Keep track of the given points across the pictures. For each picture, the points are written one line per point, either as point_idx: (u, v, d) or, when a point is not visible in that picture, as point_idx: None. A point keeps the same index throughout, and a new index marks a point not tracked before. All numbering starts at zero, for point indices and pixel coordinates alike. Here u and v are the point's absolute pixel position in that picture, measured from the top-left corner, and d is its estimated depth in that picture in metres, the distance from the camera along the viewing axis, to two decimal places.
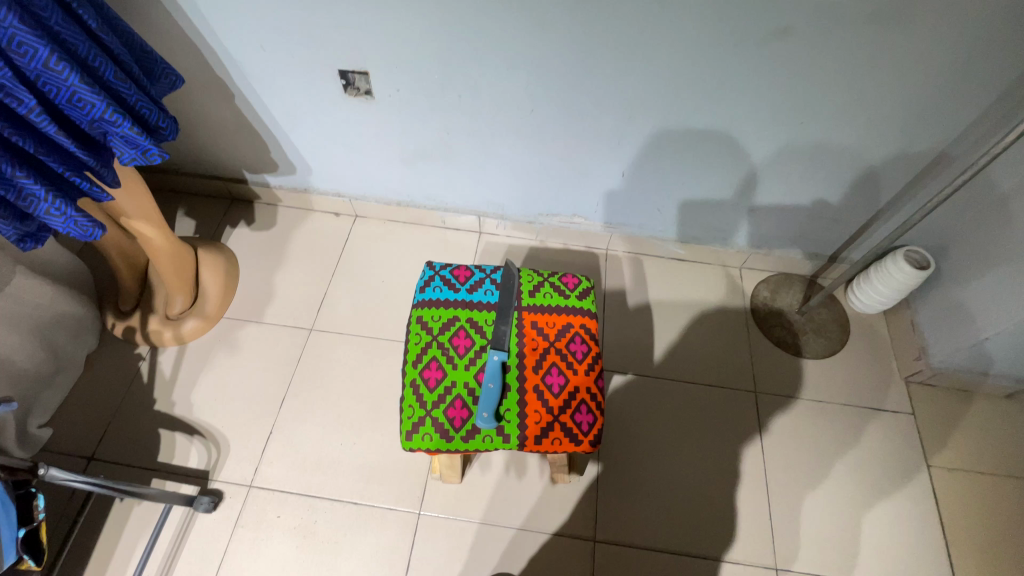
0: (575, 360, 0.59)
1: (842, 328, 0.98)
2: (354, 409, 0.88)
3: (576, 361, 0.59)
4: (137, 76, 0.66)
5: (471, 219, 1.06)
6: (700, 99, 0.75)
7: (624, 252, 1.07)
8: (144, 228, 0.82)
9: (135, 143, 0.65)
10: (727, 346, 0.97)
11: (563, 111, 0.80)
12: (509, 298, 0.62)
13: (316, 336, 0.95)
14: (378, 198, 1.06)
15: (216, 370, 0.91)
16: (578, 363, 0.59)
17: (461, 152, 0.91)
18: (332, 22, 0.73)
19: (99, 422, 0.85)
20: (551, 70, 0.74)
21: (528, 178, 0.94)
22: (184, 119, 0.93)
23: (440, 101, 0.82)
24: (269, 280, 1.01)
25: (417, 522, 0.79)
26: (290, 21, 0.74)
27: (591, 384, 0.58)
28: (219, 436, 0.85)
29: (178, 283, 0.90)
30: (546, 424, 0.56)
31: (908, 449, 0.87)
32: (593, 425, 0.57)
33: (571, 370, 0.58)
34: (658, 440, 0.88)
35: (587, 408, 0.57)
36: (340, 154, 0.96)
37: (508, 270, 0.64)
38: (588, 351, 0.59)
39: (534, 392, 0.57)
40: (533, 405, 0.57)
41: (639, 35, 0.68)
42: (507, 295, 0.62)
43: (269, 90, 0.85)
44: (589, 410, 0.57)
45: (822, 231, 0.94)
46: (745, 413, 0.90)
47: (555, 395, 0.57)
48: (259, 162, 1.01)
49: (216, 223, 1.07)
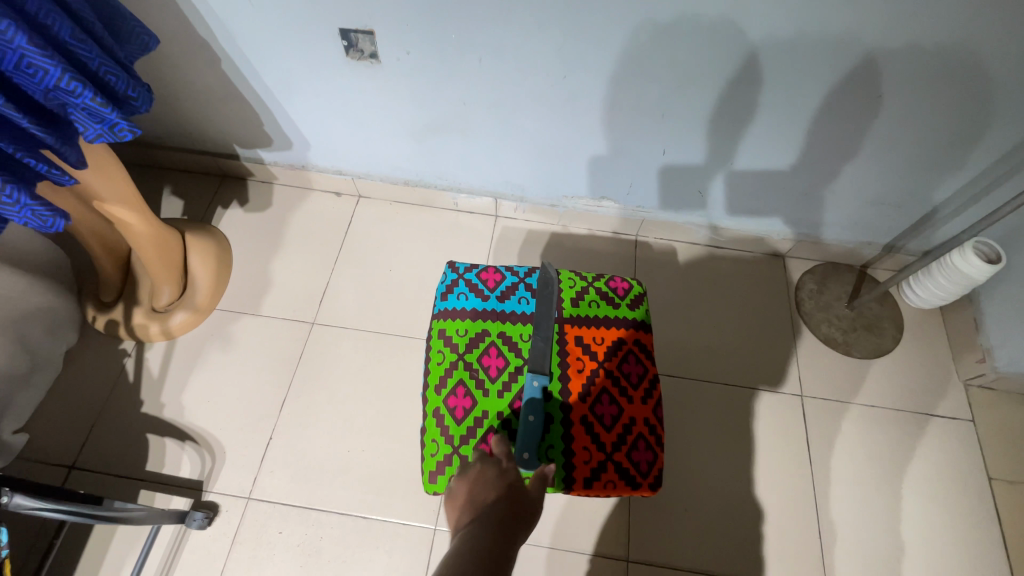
0: (630, 386, 0.55)
1: (895, 326, 0.90)
2: (361, 412, 0.80)
3: (630, 387, 0.55)
4: (101, 36, 0.56)
5: (486, 201, 0.96)
6: (764, 65, 0.64)
7: (655, 239, 0.97)
8: (122, 213, 0.72)
9: (100, 116, 0.55)
10: (768, 344, 0.89)
11: (598, 79, 0.69)
12: (550, 307, 0.57)
13: (318, 331, 0.86)
14: (384, 177, 0.96)
15: (209, 369, 0.83)
16: (633, 390, 0.55)
17: (479, 127, 0.81)
18: None
19: (82, 427, 0.78)
20: (589, 30, 0.63)
21: (553, 156, 0.84)
22: (165, 87, 0.82)
23: (456, 67, 0.71)
24: (266, 268, 0.92)
25: (432, 539, 0.72)
26: None
27: (647, 414, 0.55)
28: (213, 443, 0.77)
29: (165, 273, 0.81)
30: (599, 464, 0.52)
31: (966, 460, 0.80)
32: (652, 464, 0.54)
33: (625, 399, 0.54)
34: (692, 449, 0.80)
35: (645, 444, 0.53)
36: (343, 128, 0.86)
37: (547, 278, 0.59)
38: (644, 374, 0.56)
39: (582, 424, 0.53)
40: (582, 441, 0.53)
41: None
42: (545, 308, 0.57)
43: (259, 52, 0.74)
44: (647, 447, 0.54)
45: (879, 217, 0.85)
46: (787, 419, 0.83)
47: (608, 428, 0.53)
48: (252, 136, 0.91)
49: (206, 203, 0.97)
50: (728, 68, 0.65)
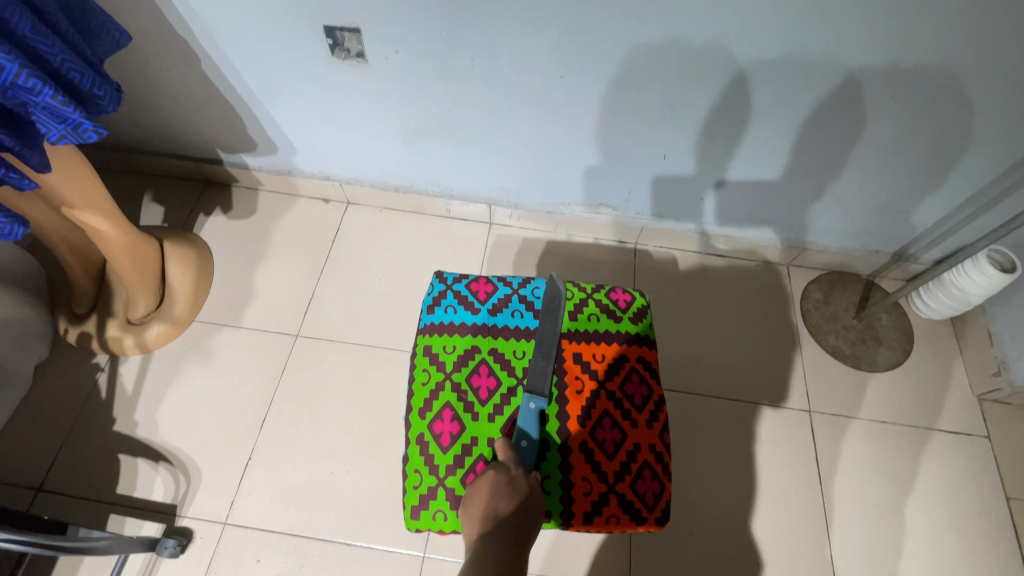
0: (633, 408, 0.51)
1: (904, 338, 0.86)
2: (347, 430, 0.76)
3: (634, 410, 0.51)
4: (64, 30, 0.52)
5: (480, 208, 0.93)
6: (772, 65, 0.61)
7: (654, 247, 0.94)
8: (94, 220, 0.68)
9: (62, 116, 0.51)
10: (773, 356, 0.85)
11: (597, 80, 0.66)
12: (553, 322, 0.54)
13: (303, 343, 0.82)
14: (373, 183, 0.92)
15: (186, 384, 0.78)
16: (637, 412, 0.51)
17: (472, 131, 0.77)
18: None
19: (49, 447, 0.73)
20: (587, 29, 0.60)
21: (549, 161, 0.81)
22: (143, 88, 0.79)
23: (448, 67, 0.68)
24: (249, 277, 0.88)
25: (421, 567, 0.68)
26: None
27: (653, 439, 0.51)
28: (189, 464, 0.73)
29: (141, 283, 0.77)
30: (601, 496, 0.48)
31: (983, 478, 0.77)
32: (659, 495, 0.50)
33: (628, 423, 0.51)
34: (696, 468, 0.77)
35: (650, 473, 0.50)
36: (330, 131, 0.82)
37: (552, 295, 0.56)
38: (647, 395, 0.52)
39: (582, 451, 0.49)
40: (582, 470, 0.49)
41: None
42: (548, 325, 0.54)
43: (242, 52, 0.71)
44: (652, 476, 0.50)
45: (888, 225, 0.82)
46: (794, 435, 0.79)
47: (611, 455, 0.49)
48: (235, 140, 0.87)
49: (187, 210, 0.93)
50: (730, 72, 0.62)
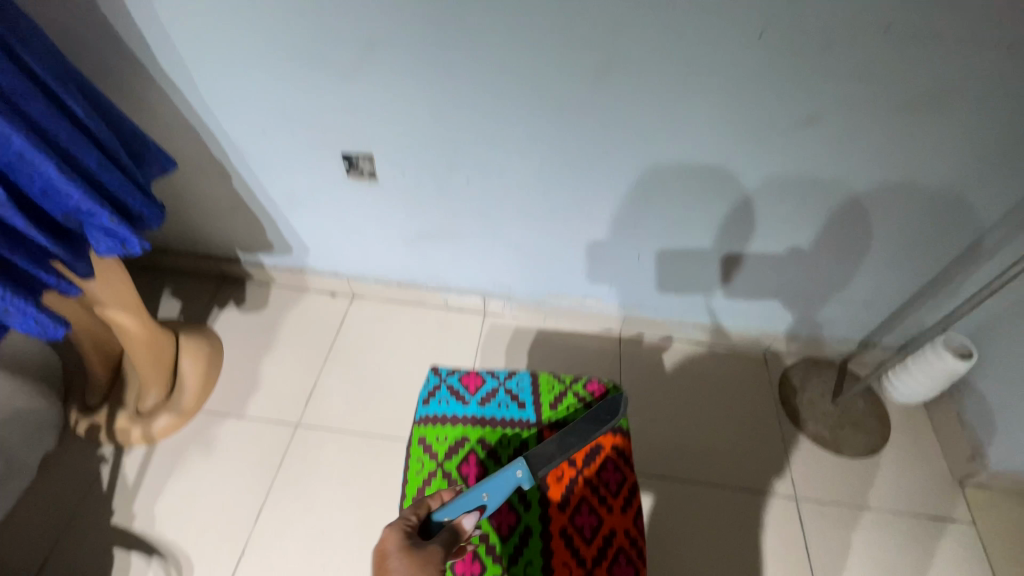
0: (609, 494, 0.55)
1: (881, 422, 0.90)
2: (341, 521, 0.77)
3: (610, 496, 0.55)
4: (124, 163, 0.62)
5: (476, 300, 1.00)
6: (727, 182, 0.71)
7: (639, 336, 1.00)
8: (121, 317, 0.74)
9: (114, 233, 0.59)
10: (757, 442, 0.88)
11: (576, 194, 0.77)
12: (597, 425, 0.57)
13: (303, 432, 0.85)
14: (378, 278, 1.00)
15: (187, 475, 0.80)
16: (612, 498, 0.55)
17: (468, 234, 0.87)
18: (340, 108, 0.71)
19: (44, 543, 0.74)
20: (566, 155, 0.71)
21: (538, 259, 0.90)
22: (178, 200, 0.89)
23: (447, 184, 0.79)
24: (255, 368, 0.93)
25: None
26: (297, 106, 0.72)
27: (628, 524, 0.54)
28: (182, 559, 0.73)
29: (155, 374, 0.82)
30: None
31: (975, 568, 0.76)
32: None
33: (605, 509, 0.55)
34: (687, 559, 0.77)
35: (626, 559, 0.52)
36: (341, 235, 0.92)
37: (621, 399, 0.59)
38: (622, 482, 0.56)
39: (562, 537, 0.54)
40: (562, 555, 0.53)
41: (658, 122, 0.65)
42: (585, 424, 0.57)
43: (269, 171, 0.82)
44: (629, 563, 0.52)
45: (850, 315, 0.89)
46: (784, 524, 0.80)
47: (588, 541, 0.53)
48: (254, 242, 0.96)
49: (203, 304, 1.01)
50: (690, 187, 0.73)
